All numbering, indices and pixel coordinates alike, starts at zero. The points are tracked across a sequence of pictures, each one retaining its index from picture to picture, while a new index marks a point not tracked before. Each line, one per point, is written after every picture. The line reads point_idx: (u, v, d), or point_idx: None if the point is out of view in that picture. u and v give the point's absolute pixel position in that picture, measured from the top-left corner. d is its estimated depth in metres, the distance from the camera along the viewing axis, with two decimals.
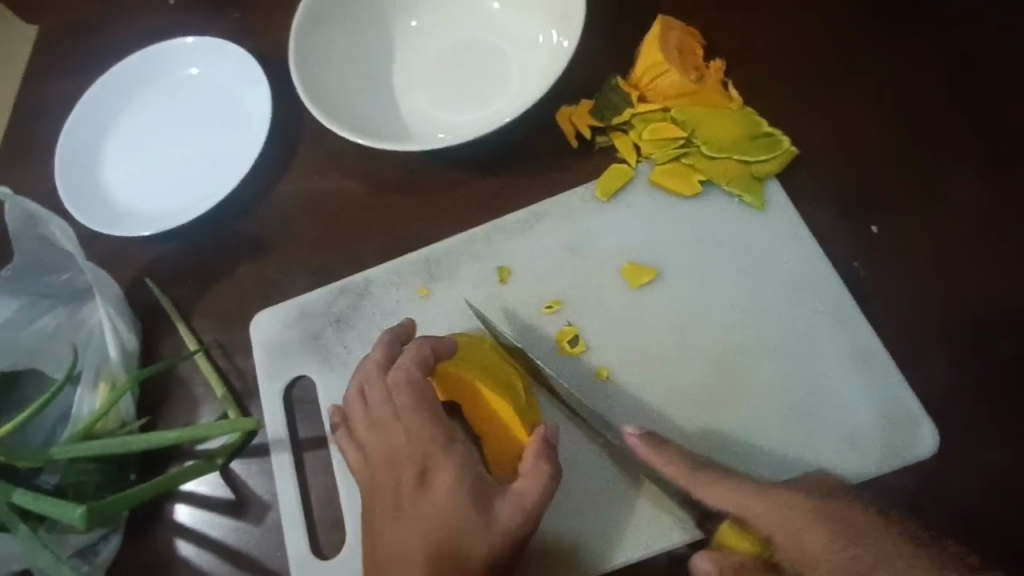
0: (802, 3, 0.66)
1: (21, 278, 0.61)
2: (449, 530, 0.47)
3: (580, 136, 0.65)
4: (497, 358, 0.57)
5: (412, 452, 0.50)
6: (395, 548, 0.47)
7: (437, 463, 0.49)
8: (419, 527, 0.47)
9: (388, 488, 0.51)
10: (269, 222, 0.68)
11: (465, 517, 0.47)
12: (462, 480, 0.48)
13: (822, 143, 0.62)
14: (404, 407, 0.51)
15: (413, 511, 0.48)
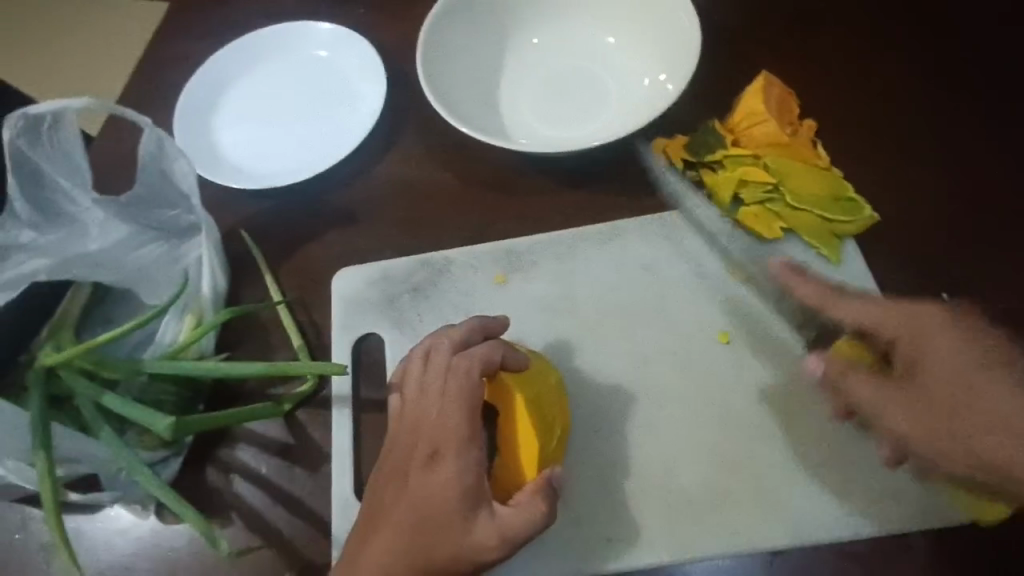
0: (897, 81, 0.69)
1: (135, 209, 0.63)
2: (426, 526, 0.47)
3: (670, 165, 0.68)
4: (555, 398, 0.55)
5: (433, 435, 0.50)
6: (379, 520, 0.49)
7: (448, 455, 0.48)
8: (402, 511, 0.48)
9: (400, 458, 0.51)
10: (364, 197, 0.73)
11: (444, 522, 0.46)
12: (458, 484, 0.47)
13: (904, 209, 0.63)
14: (453, 389, 0.51)
15: (409, 487, 0.49)
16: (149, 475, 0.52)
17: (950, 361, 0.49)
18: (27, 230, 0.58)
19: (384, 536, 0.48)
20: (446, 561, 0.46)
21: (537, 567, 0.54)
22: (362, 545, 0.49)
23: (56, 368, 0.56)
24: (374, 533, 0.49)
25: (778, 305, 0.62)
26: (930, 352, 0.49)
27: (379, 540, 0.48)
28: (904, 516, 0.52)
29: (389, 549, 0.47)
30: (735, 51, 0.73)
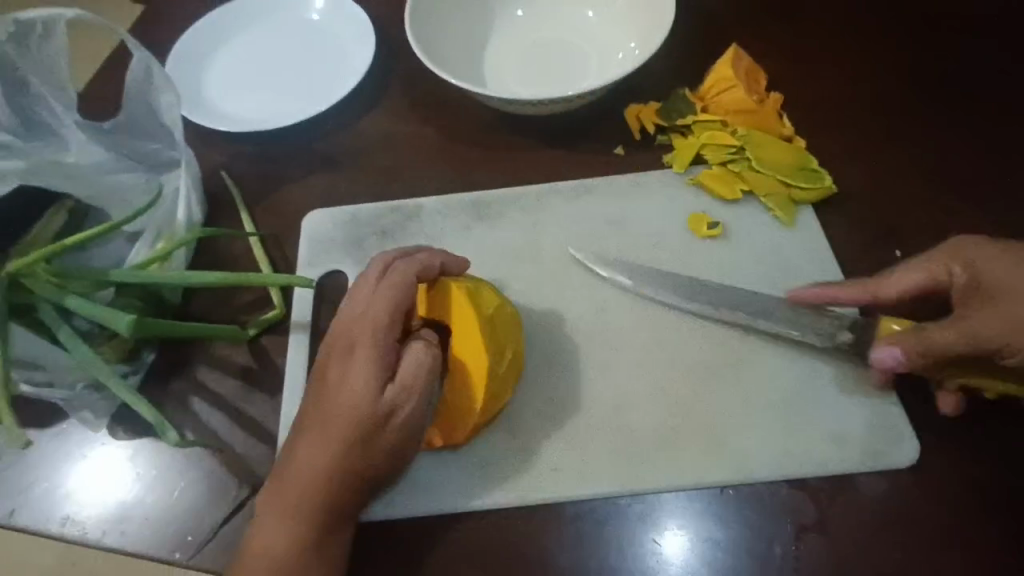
0: (856, 63, 0.73)
1: (118, 135, 0.65)
2: (349, 419, 0.49)
3: (642, 129, 0.71)
4: (509, 327, 0.55)
5: (353, 335, 0.51)
6: (309, 420, 0.50)
7: (366, 351, 0.50)
8: (329, 409, 0.49)
9: (324, 362, 0.52)
10: (346, 146, 0.74)
11: (368, 411, 0.49)
12: (378, 375, 0.49)
13: (857, 175, 0.66)
14: (378, 291, 0.52)
15: (335, 385, 0.50)
16: (116, 380, 0.52)
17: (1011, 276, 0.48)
18: (4, 134, 0.59)
19: (313, 436, 0.49)
20: (372, 446, 0.49)
21: (475, 494, 0.53)
22: (293, 447, 0.50)
23: (20, 277, 0.55)
24: (304, 434, 0.50)
25: (735, 257, 0.62)
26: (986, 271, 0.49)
27: (310, 439, 0.49)
28: (848, 458, 0.52)
29: (320, 446, 0.49)
30: (707, 29, 0.76)
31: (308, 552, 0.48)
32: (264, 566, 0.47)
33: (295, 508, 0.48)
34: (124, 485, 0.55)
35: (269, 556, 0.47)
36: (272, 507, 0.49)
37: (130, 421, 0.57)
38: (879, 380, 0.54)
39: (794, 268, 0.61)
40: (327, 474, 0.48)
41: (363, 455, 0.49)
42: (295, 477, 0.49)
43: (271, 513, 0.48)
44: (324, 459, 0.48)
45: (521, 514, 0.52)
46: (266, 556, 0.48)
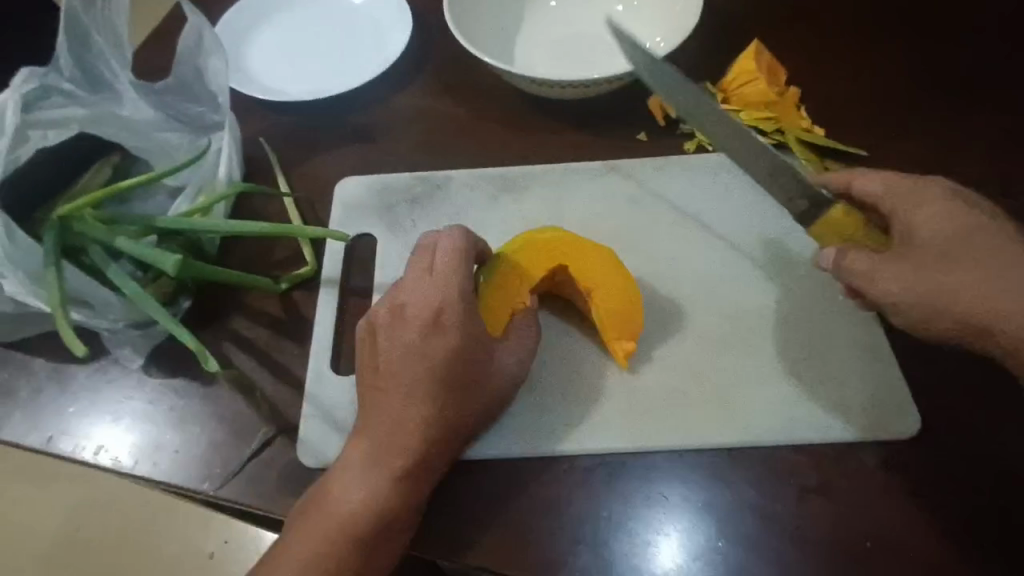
0: (876, 61, 0.75)
1: (166, 95, 0.67)
2: (432, 388, 0.50)
3: (665, 117, 0.73)
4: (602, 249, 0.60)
5: (426, 309, 0.52)
6: (381, 389, 0.51)
7: (454, 318, 0.52)
8: (421, 375, 0.50)
9: (392, 333, 0.52)
10: (380, 119, 0.77)
11: (451, 381, 0.50)
12: (460, 347, 0.51)
13: (873, 166, 0.68)
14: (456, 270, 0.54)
15: (409, 356, 0.51)
16: (166, 313, 0.55)
17: (944, 226, 0.49)
18: (66, 82, 0.62)
19: (390, 405, 0.50)
20: (452, 413, 0.51)
21: (500, 448, 0.55)
22: (367, 414, 0.51)
23: (70, 220, 0.58)
24: (378, 402, 0.51)
25: (751, 238, 0.64)
26: (919, 218, 0.50)
27: (387, 408, 0.50)
28: (852, 427, 0.54)
29: (418, 415, 0.50)
30: (733, 24, 0.79)
31: (389, 514, 0.49)
32: (339, 527, 0.48)
33: (375, 472, 0.49)
34: (157, 421, 0.57)
35: (346, 518, 0.48)
36: (348, 471, 0.50)
37: (165, 361, 0.59)
38: (888, 357, 0.57)
39: (804, 248, 0.63)
40: (409, 440, 0.49)
41: (445, 423, 0.50)
42: (374, 442, 0.50)
43: (348, 476, 0.49)
44: (405, 426, 0.50)
45: (533, 465, 0.54)
46: (344, 518, 0.48)
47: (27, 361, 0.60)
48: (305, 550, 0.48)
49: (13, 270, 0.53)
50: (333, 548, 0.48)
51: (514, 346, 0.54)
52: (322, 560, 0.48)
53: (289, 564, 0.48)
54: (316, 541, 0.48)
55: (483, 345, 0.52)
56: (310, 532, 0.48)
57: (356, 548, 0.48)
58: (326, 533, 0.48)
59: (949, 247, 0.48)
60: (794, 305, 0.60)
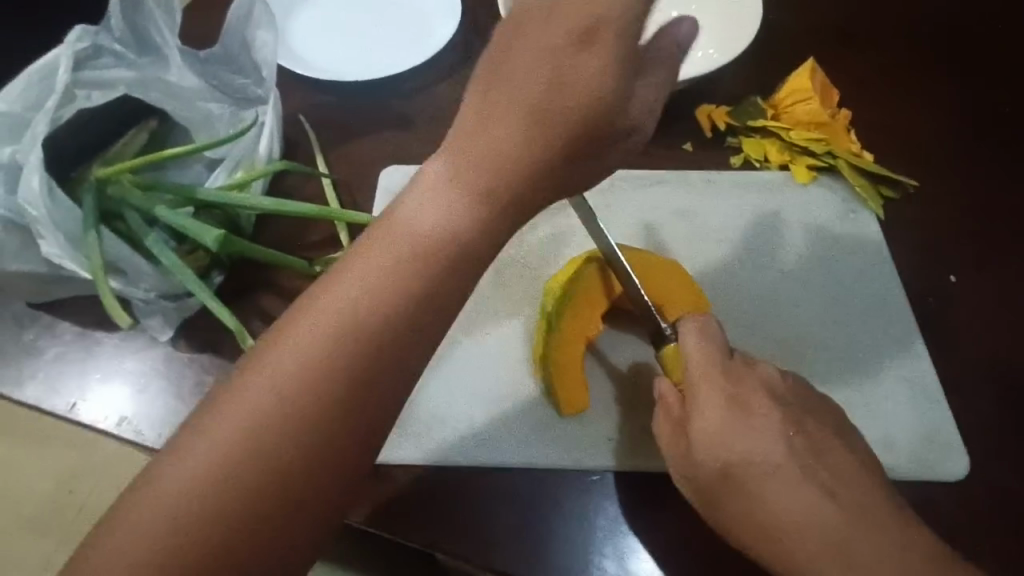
0: (935, 91, 0.73)
1: (212, 65, 0.66)
2: (536, 148, 0.40)
3: (714, 128, 0.71)
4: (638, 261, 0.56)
5: (578, 17, 0.39)
6: (391, 219, 0.40)
7: (584, 58, 0.39)
8: (522, 128, 0.40)
9: (521, 24, 0.40)
10: (422, 108, 0.75)
11: (575, 131, 0.40)
12: (595, 94, 0.40)
13: (927, 197, 0.66)
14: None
15: (523, 97, 0.40)
16: (203, 287, 0.55)
17: (723, 426, 0.45)
18: (116, 44, 0.62)
19: (396, 238, 0.39)
20: (539, 189, 0.41)
21: (537, 453, 0.53)
22: (355, 253, 0.40)
23: (106, 183, 0.58)
24: (394, 222, 0.40)
25: (799, 265, 0.64)
26: (699, 403, 0.46)
27: (388, 242, 0.39)
28: (899, 459, 0.54)
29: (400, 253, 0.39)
30: (794, 36, 0.76)
31: (339, 407, 0.37)
32: (278, 397, 0.37)
33: (340, 334, 0.37)
34: (179, 395, 0.56)
35: (289, 381, 0.37)
36: (308, 328, 0.38)
37: (194, 335, 0.58)
38: (933, 397, 0.56)
39: (851, 277, 0.63)
40: (399, 291, 0.38)
41: (539, 176, 0.40)
42: (348, 292, 0.38)
43: (306, 333, 0.38)
44: (397, 273, 0.38)
45: (567, 477, 0.52)
46: (286, 384, 0.37)
47: (53, 322, 0.59)
48: (201, 445, 0.36)
49: (53, 231, 0.52)
50: (262, 425, 0.36)
51: (641, 101, 0.42)
52: (246, 440, 0.36)
53: (201, 438, 0.36)
54: (245, 409, 0.36)
55: (617, 106, 0.41)
56: (243, 395, 0.37)
57: (291, 438, 0.36)
58: (228, 428, 0.36)
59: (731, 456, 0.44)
60: (844, 336, 0.60)
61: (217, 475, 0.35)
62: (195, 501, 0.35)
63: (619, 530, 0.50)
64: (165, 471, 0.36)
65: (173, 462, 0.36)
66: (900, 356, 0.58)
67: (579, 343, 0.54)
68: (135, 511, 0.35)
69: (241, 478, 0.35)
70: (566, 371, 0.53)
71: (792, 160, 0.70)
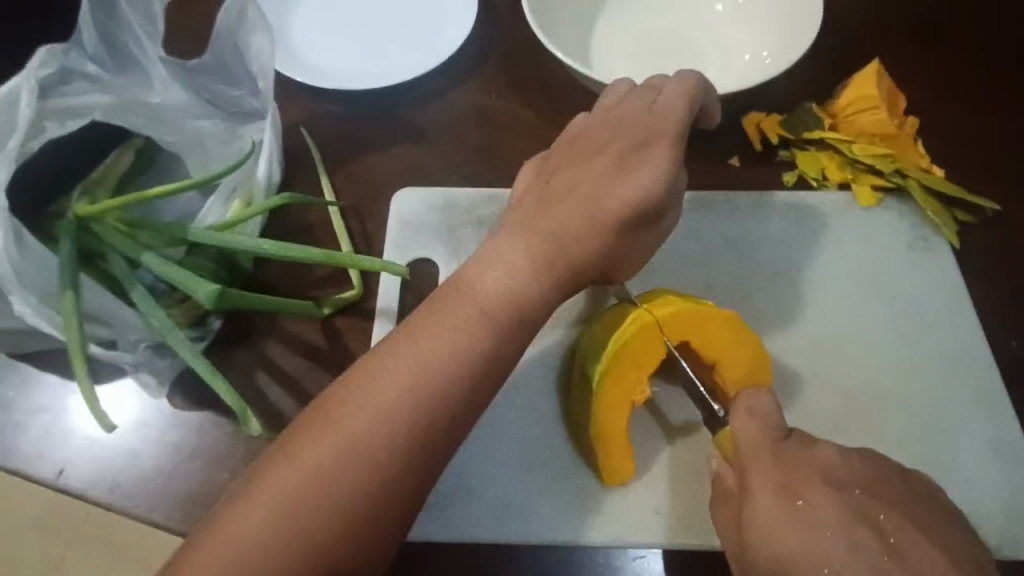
0: (1012, 96, 0.65)
1: (202, 75, 0.59)
2: (595, 233, 0.45)
3: (763, 141, 0.63)
4: (697, 314, 0.47)
5: (635, 136, 0.48)
6: (449, 292, 0.43)
7: (643, 164, 0.46)
8: (578, 230, 0.45)
9: (584, 141, 0.50)
10: (438, 119, 0.67)
11: (625, 225, 0.46)
12: (651, 184, 0.45)
13: (1007, 221, 0.59)
14: (655, 119, 0.48)
15: (587, 190, 0.46)
16: (188, 346, 0.48)
17: (791, 522, 0.39)
18: (90, 63, 0.54)
19: (450, 309, 0.42)
20: (589, 269, 0.46)
21: (577, 528, 0.47)
22: (414, 322, 0.42)
23: (88, 221, 0.51)
24: (459, 292, 0.43)
25: (865, 301, 0.56)
26: (763, 499, 0.40)
27: (453, 309, 0.42)
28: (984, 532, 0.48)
29: (459, 340, 0.41)
30: (853, 34, 0.68)
31: (390, 475, 0.38)
32: (340, 456, 0.38)
33: (402, 398, 0.39)
34: (177, 459, 0.51)
35: (349, 459, 0.38)
36: (374, 388, 0.40)
37: (192, 391, 0.53)
38: (1019, 460, 0.50)
39: (926, 318, 0.56)
40: (457, 359, 0.41)
41: (592, 255, 0.45)
42: (409, 365, 0.40)
43: (370, 393, 0.40)
44: (458, 346, 0.41)
45: (612, 556, 0.46)
46: (348, 443, 0.38)
47: (39, 376, 0.54)
48: (257, 508, 0.37)
49: (22, 287, 0.46)
50: (325, 484, 0.37)
51: (676, 199, 0.47)
52: (310, 497, 0.37)
53: (265, 492, 0.37)
54: (309, 465, 0.38)
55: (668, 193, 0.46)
56: (307, 450, 0.38)
57: (352, 499, 0.37)
58: (284, 494, 0.37)
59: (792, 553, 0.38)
60: (920, 386, 0.53)
61: (279, 530, 0.36)
62: (255, 558, 0.36)
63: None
64: (219, 527, 0.37)
65: (236, 515, 0.37)
66: (980, 411, 0.52)
67: (623, 408, 0.47)
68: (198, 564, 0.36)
69: (302, 537, 0.36)
70: (611, 432, 0.47)
71: (854, 179, 0.61)
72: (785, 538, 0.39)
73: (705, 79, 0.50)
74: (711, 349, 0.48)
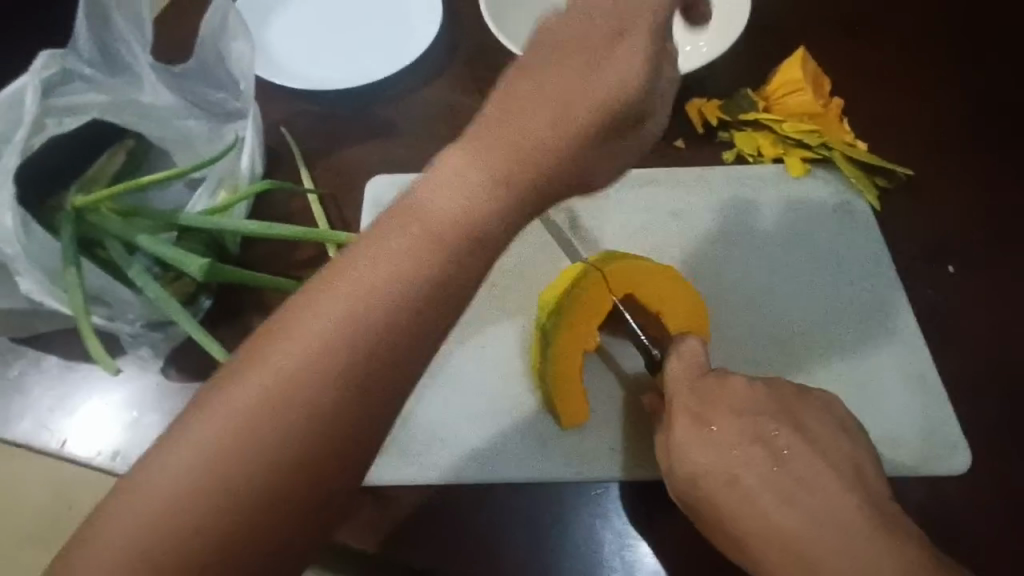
0: (925, 75, 0.72)
1: (187, 80, 0.64)
2: (561, 142, 0.40)
3: (705, 123, 0.69)
4: (639, 271, 0.54)
5: (604, 29, 0.41)
6: (395, 216, 0.38)
7: (615, 62, 0.41)
8: (543, 139, 0.40)
9: (550, 31, 0.42)
10: (408, 114, 0.73)
11: (595, 135, 0.41)
12: (622, 89, 0.41)
13: (921, 186, 0.65)
14: (629, 8, 0.42)
15: (558, 93, 0.40)
16: (186, 315, 0.54)
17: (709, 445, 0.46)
18: (85, 66, 0.60)
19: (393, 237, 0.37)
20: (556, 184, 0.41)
21: (541, 466, 0.53)
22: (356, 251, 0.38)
23: (85, 211, 0.56)
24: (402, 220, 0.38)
25: (795, 260, 0.63)
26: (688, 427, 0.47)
27: (392, 240, 0.37)
28: (901, 456, 0.54)
29: (399, 270, 0.37)
30: (783, 26, 0.75)
31: (319, 422, 0.35)
32: (265, 401, 0.35)
33: (332, 340, 0.35)
34: (173, 426, 0.55)
35: (276, 402, 0.35)
36: (302, 330, 0.36)
37: (185, 364, 0.57)
38: (932, 393, 0.56)
39: (850, 270, 0.62)
40: (398, 296, 0.36)
41: (560, 170, 0.41)
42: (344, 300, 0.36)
43: (300, 334, 0.36)
44: (399, 277, 0.37)
45: (572, 491, 0.52)
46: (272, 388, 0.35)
47: (40, 358, 0.58)
48: (178, 453, 0.34)
49: (30, 267, 0.51)
50: (247, 430, 0.34)
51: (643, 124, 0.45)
52: (230, 446, 0.34)
53: (186, 441, 0.34)
54: (231, 412, 0.34)
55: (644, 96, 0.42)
56: (230, 396, 0.35)
57: (274, 449, 0.34)
58: (204, 438, 0.34)
59: (712, 465, 0.45)
60: (844, 333, 0.59)
61: (197, 477, 0.34)
62: (173, 501, 0.33)
63: (631, 548, 0.49)
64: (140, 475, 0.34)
65: (156, 462, 0.34)
66: (897, 352, 0.58)
67: (577, 354, 0.53)
68: (115, 516, 0.34)
69: (221, 490, 0.34)
70: (567, 376, 0.53)
71: (786, 154, 0.68)
72: (704, 458, 0.46)
73: None
74: (655, 302, 0.54)
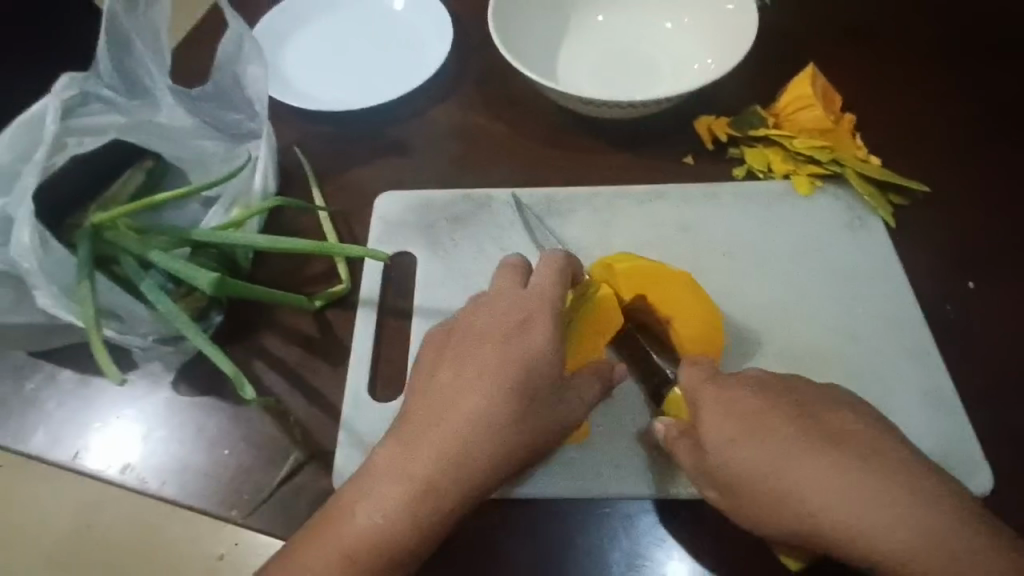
0: (940, 90, 0.71)
1: (205, 102, 0.66)
2: (516, 390, 0.45)
3: (714, 140, 0.70)
4: (657, 275, 0.55)
5: (511, 323, 0.47)
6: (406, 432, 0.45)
7: (527, 346, 0.46)
8: (499, 380, 0.45)
9: (464, 332, 0.48)
10: (419, 134, 0.74)
11: (533, 430, 0.45)
12: (537, 392, 0.45)
13: (937, 201, 0.64)
14: (537, 294, 0.48)
15: (503, 307, 0.48)
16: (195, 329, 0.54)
17: (730, 454, 0.45)
18: (106, 90, 0.61)
19: (412, 454, 0.44)
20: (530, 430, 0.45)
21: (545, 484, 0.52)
22: (383, 462, 0.45)
23: (103, 229, 0.57)
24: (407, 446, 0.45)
25: (807, 274, 0.62)
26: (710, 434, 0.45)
27: (426, 458, 0.44)
28: None
29: (418, 480, 0.44)
30: (794, 44, 0.75)
31: None
32: None
33: (381, 539, 0.43)
34: (181, 440, 0.55)
35: None
36: (348, 529, 0.44)
37: (196, 379, 0.58)
38: (952, 411, 0.54)
39: (863, 286, 0.61)
40: (437, 492, 0.43)
41: (518, 442, 0.45)
42: (381, 504, 0.44)
43: (363, 517, 0.44)
44: (423, 495, 0.44)
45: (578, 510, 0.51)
46: (361, 544, 0.43)
47: (56, 372, 0.59)
48: None
49: (47, 282, 0.52)
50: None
51: (586, 398, 0.48)
52: None
53: None
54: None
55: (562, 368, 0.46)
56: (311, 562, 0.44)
57: None
58: None
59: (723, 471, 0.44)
60: (858, 348, 0.58)
61: None
62: None
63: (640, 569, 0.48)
64: None
65: None
66: (914, 368, 0.56)
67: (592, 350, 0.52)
68: None
69: None
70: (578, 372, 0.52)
71: (796, 170, 0.67)
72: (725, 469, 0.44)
73: (569, 259, 0.51)
74: (672, 310, 0.54)
